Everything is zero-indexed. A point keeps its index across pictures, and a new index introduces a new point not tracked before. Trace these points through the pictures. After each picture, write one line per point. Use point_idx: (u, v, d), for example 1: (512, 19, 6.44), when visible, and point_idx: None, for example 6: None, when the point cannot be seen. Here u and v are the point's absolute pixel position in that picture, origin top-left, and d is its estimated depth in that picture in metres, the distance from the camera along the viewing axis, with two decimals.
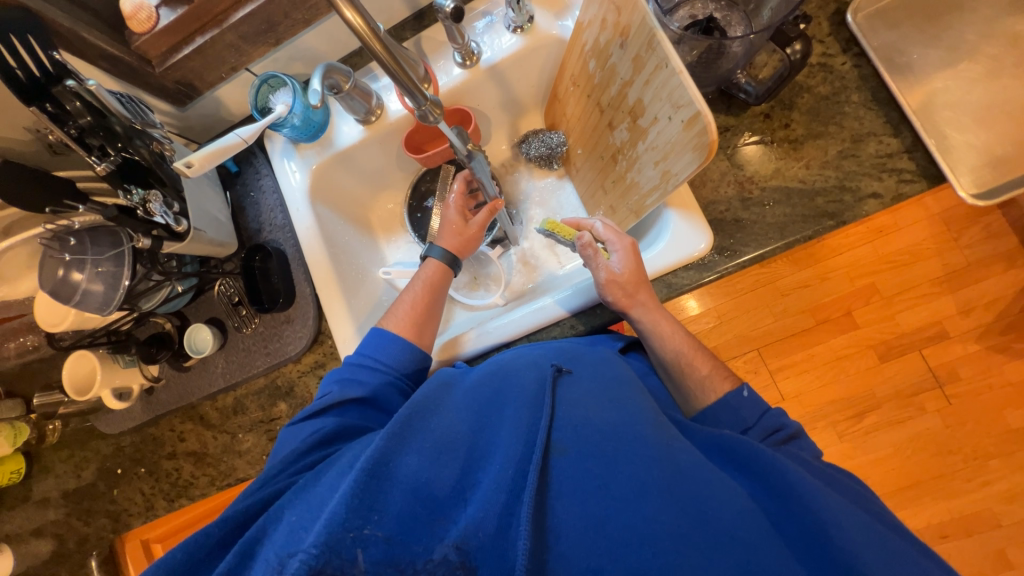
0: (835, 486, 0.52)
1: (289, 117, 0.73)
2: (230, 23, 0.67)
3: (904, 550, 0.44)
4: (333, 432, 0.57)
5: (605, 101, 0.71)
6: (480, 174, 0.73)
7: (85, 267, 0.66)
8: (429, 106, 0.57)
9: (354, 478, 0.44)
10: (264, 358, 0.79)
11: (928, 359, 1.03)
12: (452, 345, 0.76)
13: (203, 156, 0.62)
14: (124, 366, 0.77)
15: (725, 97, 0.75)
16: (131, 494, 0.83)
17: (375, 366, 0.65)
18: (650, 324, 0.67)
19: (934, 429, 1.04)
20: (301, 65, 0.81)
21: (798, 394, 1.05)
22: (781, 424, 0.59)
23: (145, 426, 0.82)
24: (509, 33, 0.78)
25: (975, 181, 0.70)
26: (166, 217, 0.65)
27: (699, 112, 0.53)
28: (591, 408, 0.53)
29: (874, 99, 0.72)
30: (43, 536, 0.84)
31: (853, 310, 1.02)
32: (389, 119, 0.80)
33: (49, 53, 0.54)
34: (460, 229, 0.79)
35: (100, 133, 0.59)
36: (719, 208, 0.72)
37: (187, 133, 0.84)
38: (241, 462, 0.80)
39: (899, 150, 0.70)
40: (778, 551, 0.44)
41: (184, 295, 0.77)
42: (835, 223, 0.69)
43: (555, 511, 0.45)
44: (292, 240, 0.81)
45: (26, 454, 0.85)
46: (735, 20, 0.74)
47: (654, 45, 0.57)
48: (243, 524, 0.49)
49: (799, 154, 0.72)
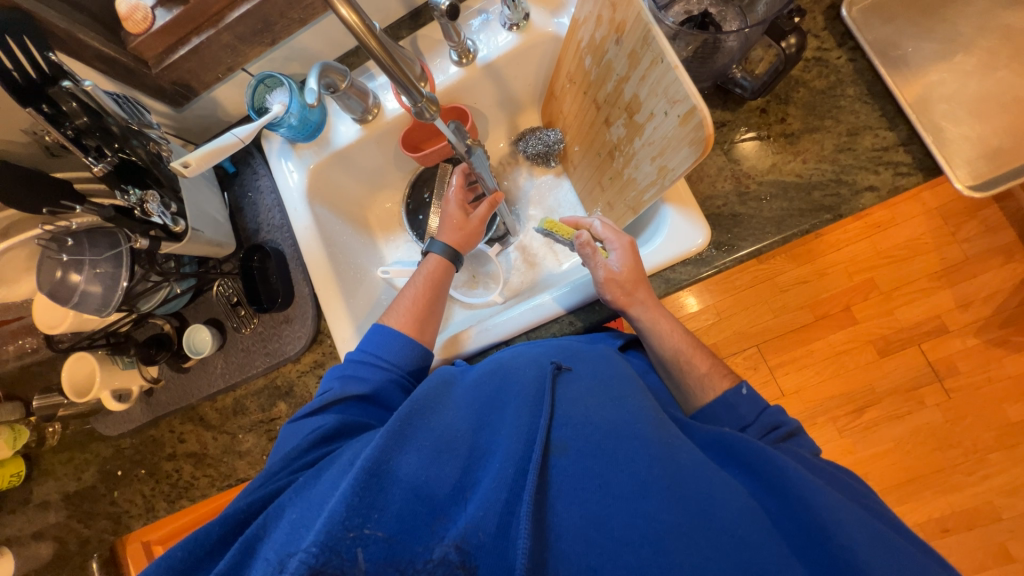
0: (834, 483, 0.52)
1: (286, 117, 0.73)
2: (226, 23, 0.67)
3: (904, 546, 0.44)
4: (335, 429, 0.57)
5: (602, 98, 0.71)
6: (479, 170, 0.73)
7: (84, 268, 0.66)
8: (426, 102, 0.57)
9: (354, 477, 0.44)
10: (264, 358, 0.79)
11: (927, 353, 1.03)
12: (452, 343, 0.76)
13: (200, 156, 0.62)
14: (124, 367, 0.76)
15: (721, 92, 0.75)
16: (132, 496, 0.83)
17: (376, 362, 0.65)
18: (649, 321, 0.67)
19: (934, 423, 1.04)
20: (297, 65, 0.81)
21: (798, 390, 1.06)
22: (780, 421, 0.59)
23: (145, 428, 0.82)
24: (505, 31, 0.78)
25: (970, 173, 0.70)
26: (164, 217, 0.65)
27: (695, 106, 0.53)
28: (591, 406, 0.52)
29: (869, 93, 0.72)
30: (44, 539, 0.84)
31: (852, 305, 1.02)
32: (386, 118, 0.80)
33: (45, 54, 0.55)
34: (460, 223, 0.79)
35: (96, 134, 0.59)
36: (717, 203, 0.72)
37: (184, 134, 0.84)
38: (242, 463, 0.80)
39: (895, 143, 0.70)
40: (778, 549, 0.44)
41: (183, 296, 0.77)
42: (833, 217, 0.69)
43: (555, 510, 0.45)
44: (291, 240, 0.81)
45: (27, 457, 0.85)
46: (730, 15, 0.74)
47: (650, 40, 0.57)
48: (245, 521, 0.49)
49: (795, 148, 0.72)
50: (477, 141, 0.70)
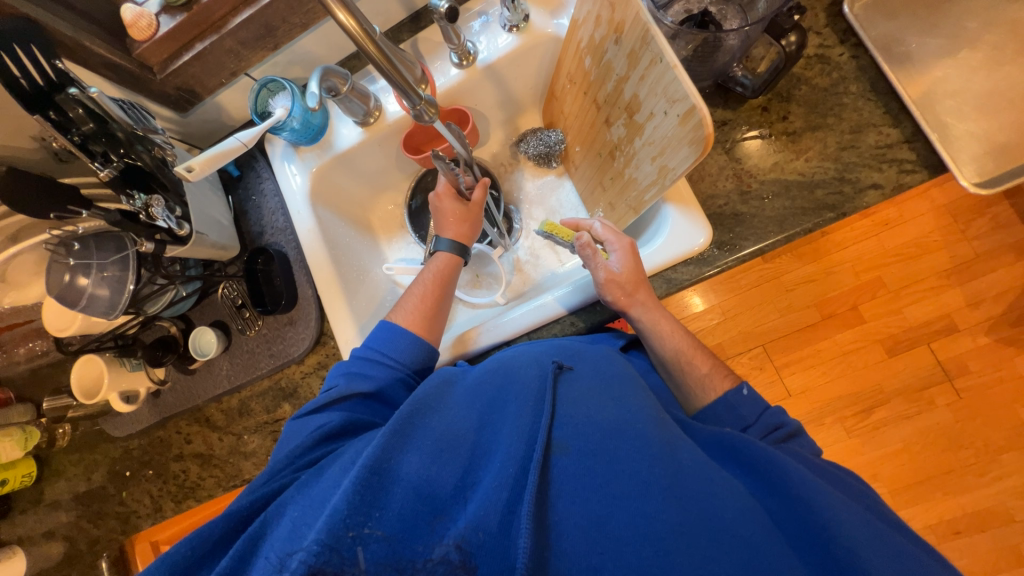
0: (836, 482, 0.51)
1: (287, 121, 0.74)
2: (228, 28, 0.68)
3: (905, 547, 0.44)
4: (341, 427, 0.58)
5: (602, 98, 0.71)
6: (456, 142, 0.68)
7: (91, 271, 0.67)
8: (425, 105, 0.57)
9: (355, 476, 0.44)
10: (268, 360, 0.79)
11: (936, 352, 1.01)
12: (459, 342, 0.76)
13: (204, 160, 0.63)
14: (131, 369, 0.78)
15: (722, 90, 0.74)
16: (140, 496, 0.84)
17: (383, 360, 0.65)
18: (649, 322, 0.66)
19: (945, 423, 1.02)
20: (299, 69, 0.82)
21: (805, 390, 1.04)
22: (781, 421, 0.59)
23: (153, 429, 0.83)
24: (505, 32, 0.78)
25: (977, 171, 0.69)
26: (169, 221, 0.66)
27: (695, 105, 0.53)
28: (591, 405, 0.52)
29: (872, 90, 0.71)
30: (54, 538, 0.86)
31: (859, 303, 0.99)
32: (388, 121, 0.81)
33: (52, 62, 0.56)
34: (462, 214, 0.79)
35: (102, 139, 0.61)
36: (718, 202, 0.72)
37: (189, 138, 0.85)
38: (248, 463, 0.81)
39: (899, 141, 0.69)
40: (779, 549, 0.44)
41: (189, 298, 0.79)
42: (836, 215, 0.69)
43: (555, 509, 0.45)
44: (293, 241, 0.81)
45: (38, 458, 0.86)
46: (730, 13, 0.74)
47: (649, 39, 0.56)
48: (249, 518, 0.49)
49: (797, 146, 0.71)
50: (435, 110, 0.60)
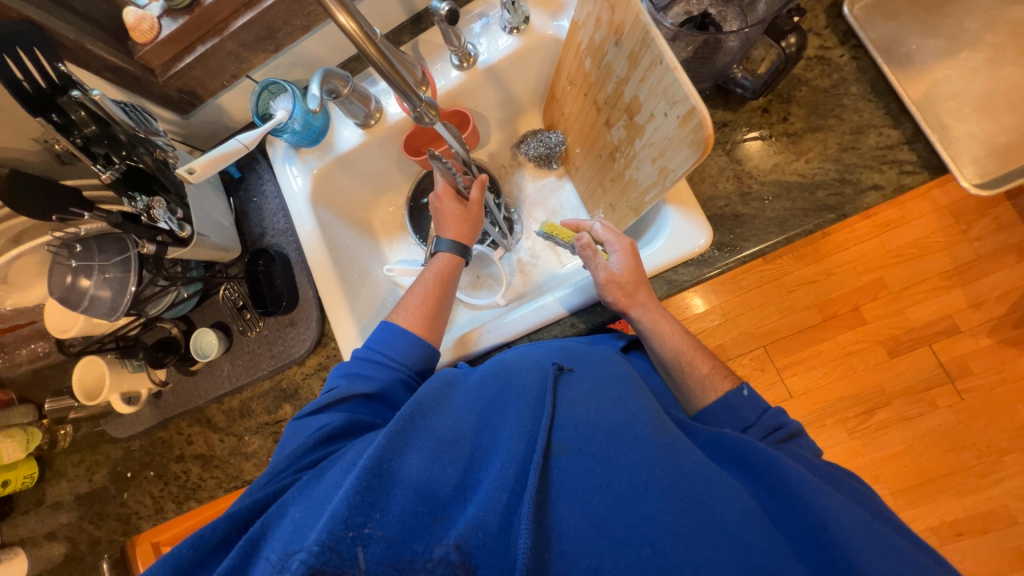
0: (835, 483, 0.51)
1: (288, 123, 0.74)
2: (229, 31, 0.68)
3: (904, 548, 0.44)
4: (342, 428, 0.58)
5: (602, 99, 0.71)
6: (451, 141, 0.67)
7: (93, 273, 0.67)
8: (425, 107, 0.57)
9: (356, 477, 0.44)
10: (269, 360, 0.79)
11: (938, 354, 1.01)
12: (460, 343, 0.76)
13: (205, 162, 0.63)
14: (134, 370, 0.78)
15: (722, 92, 0.75)
16: (142, 497, 0.84)
17: (384, 361, 0.65)
18: (649, 323, 0.66)
19: (947, 424, 1.02)
20: (301, 71, 0.83)
21: (806, 391, 1.04)
22: (781, 422, 0.59)
23: (155, 430, 0.84)
24: (506, 34, 0.78)
25: (978, 172, 0.69)
26: (170, 223, 0.66)
27: (695, 107, 0.53)
28: (592, 407, 0.52)
29: (873, 90, 0.71)
30: (56, 539, 0.86)
31: (861, 305, 0.99)
32: (388, 122, 0.81)
33: (54, 65, 0.56)
34: (462, 215, 0.79)
35: (104, 142, 0.61)
36: (718, 203, 0.72)
37: (191, 140, 0.85)
38: (249, 464, 0.81)
39: (900, 142, 0.69)
40: (779, 550, 0.43)
41: (190, 300, 0.79)
42: (837, 216, 0.69)
43: (555, 510, 0.45)
44: (294, 243, 0.82)
45: (40, 459, 0.86)
46: (730, 14, 0.74)
47: (648, 41, 0.57)
48: (249, 519, 0.49)
49: (798, 147, 0.71)
50: (435, 110, 0.60)
